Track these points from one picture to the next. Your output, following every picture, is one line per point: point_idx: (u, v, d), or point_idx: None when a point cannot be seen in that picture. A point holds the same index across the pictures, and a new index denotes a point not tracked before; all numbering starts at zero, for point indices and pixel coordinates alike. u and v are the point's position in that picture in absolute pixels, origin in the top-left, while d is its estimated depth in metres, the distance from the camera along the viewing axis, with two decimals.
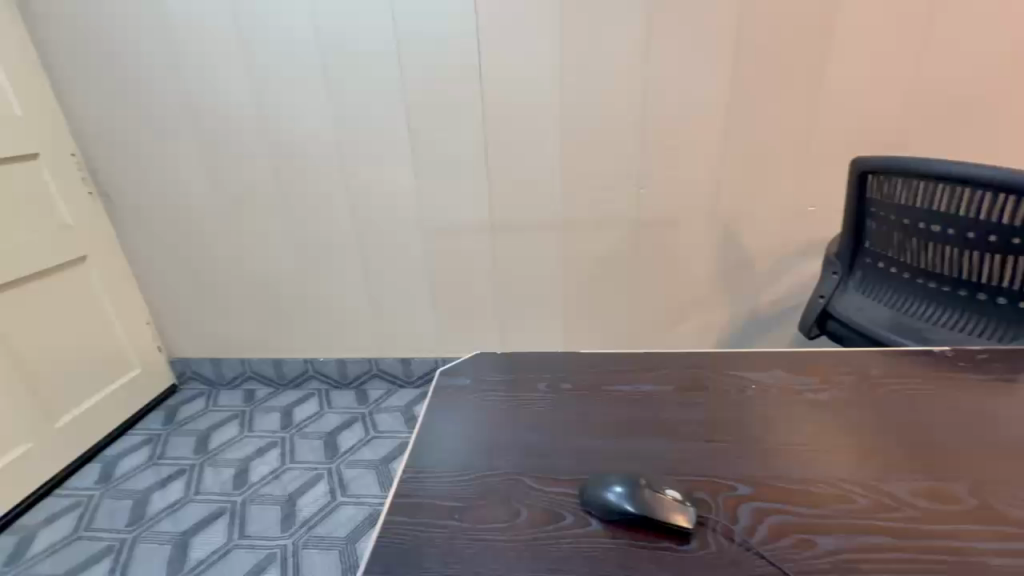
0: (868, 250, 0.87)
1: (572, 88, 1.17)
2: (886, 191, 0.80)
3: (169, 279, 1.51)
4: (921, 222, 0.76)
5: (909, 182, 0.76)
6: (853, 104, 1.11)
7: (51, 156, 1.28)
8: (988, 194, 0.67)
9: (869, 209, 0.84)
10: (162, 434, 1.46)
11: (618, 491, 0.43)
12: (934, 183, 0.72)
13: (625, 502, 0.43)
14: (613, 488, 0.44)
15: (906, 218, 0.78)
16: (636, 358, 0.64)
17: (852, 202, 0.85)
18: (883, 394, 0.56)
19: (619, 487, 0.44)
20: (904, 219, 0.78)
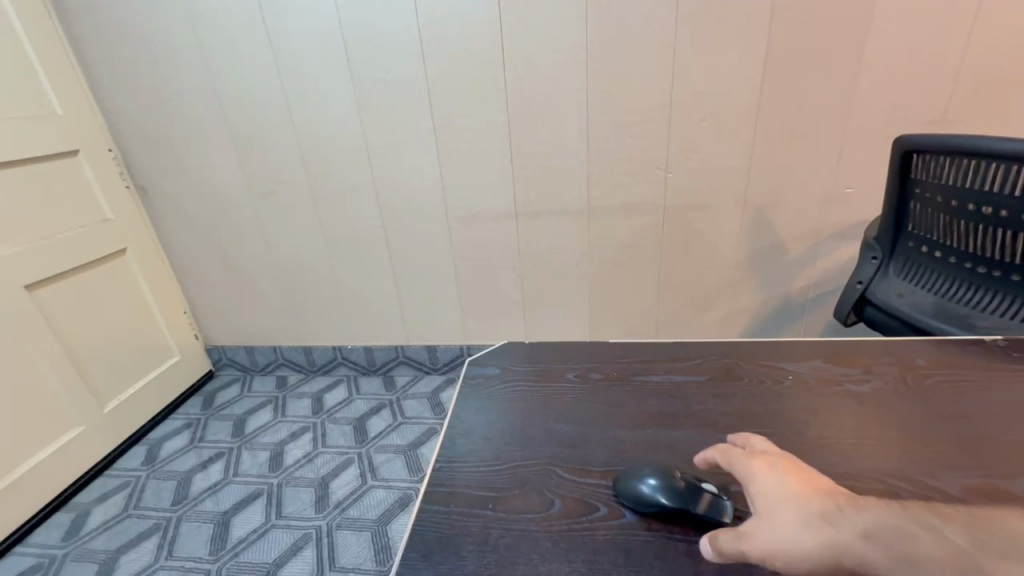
0: (911, 234, 0.83)
1: (597, 70, 1.14)
2: (931, 170, 0.76)
3: (203, 270, 1.56)
4: (968, 203, 0.72)
5: (955, 162, 0.71)
6: (897, 79, 1.05)
7: (89, 152, 1.33)
8: (991, 167, 0.67)
9: (912, 190, 0.80)
10: (201, 418, 1.52)
11: (653, 483, 0.43)
12: (979, 162, 0.68)
13: (659, 494, 0.42)
14: (647, 480, 0.43)
15: (951, 199, 0.74)
16: (667, 348, 0.63)
17: (894, 183, 0.81)
18: (929, 385, 0.54)
19: (653, 479, 0.43)
20: (949, 201, 0.74)
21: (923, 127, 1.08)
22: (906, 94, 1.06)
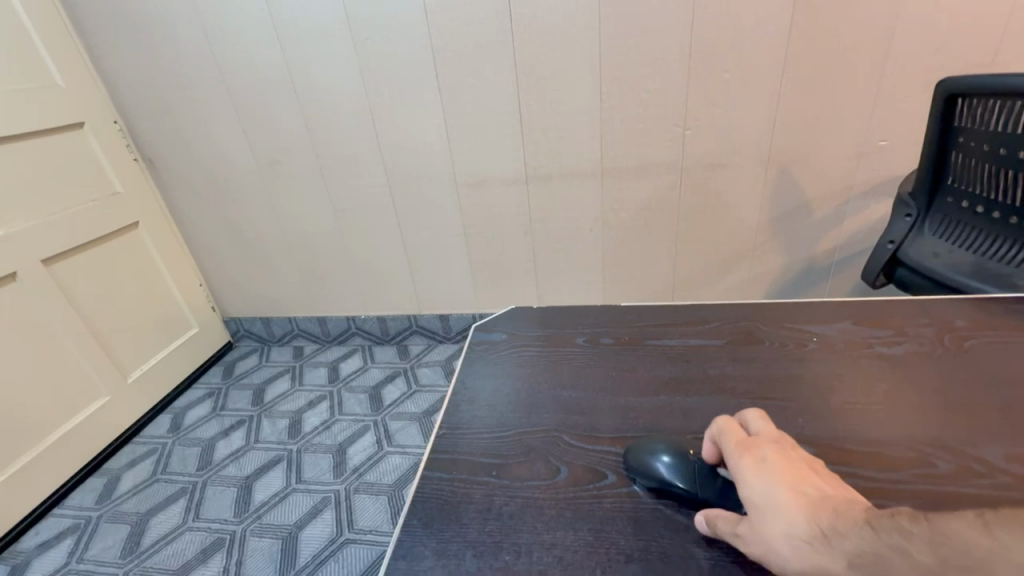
0: (951, 187, 0.76)
1: (610, 19, 1.06)
2: (978, 116, 0.69)
3: (216, 242, 1.57)
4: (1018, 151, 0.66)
5: (1006, 104, 0.65)
6: (944, 17, 0.95)
7: (94, 124, 1.31)
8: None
9: (954, 139, 0.73)
10: (221, 387, 1.56)
11: (666, 462, 0.40)
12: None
13: (672, 473, 0.40)
14: (661, 458, 0.41)
15: (1000, 147, 0.68)
16: (682, 311, 0.60)
17: (933, 132, 0.74)
18: (969, 348, 0.50)
19: (667, 457, 0.41)
20: (997, 149, 0.68)
21: (971, 70, 0.98)
22: (953, 32, 0.96)
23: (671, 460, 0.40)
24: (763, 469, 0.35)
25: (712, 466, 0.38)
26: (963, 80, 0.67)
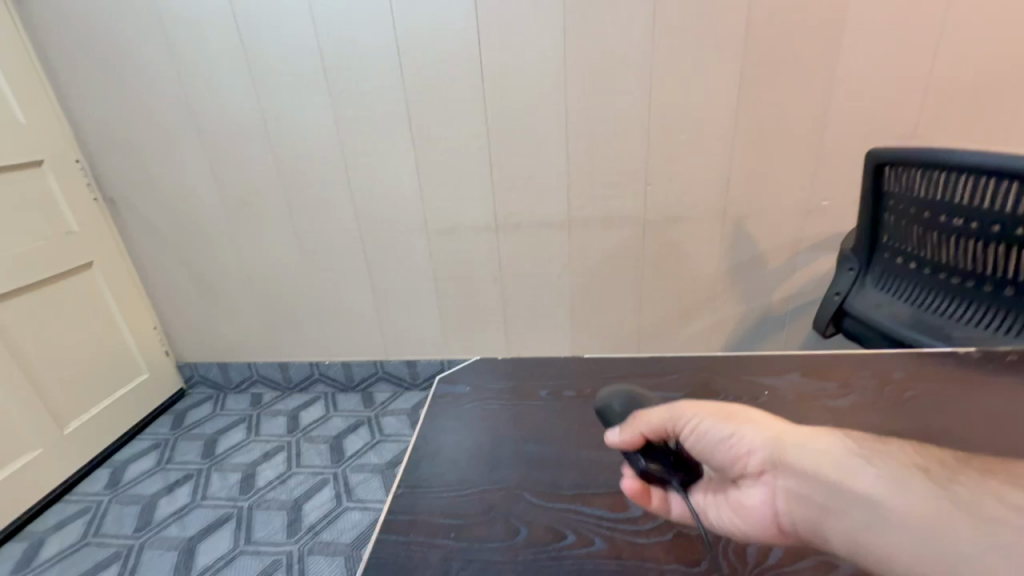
0: (886, 243, 0.83)
1: (576, 81, 1.13)
2: (905, 181, 0.76)
3: (175, 283, 1.51)
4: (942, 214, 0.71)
5: (930, 174, 0.71)
6: (869, 94, 1.07)
7: (55, 163, 1.28)
8: (946, 175, 0.69)
9: (886, 201, 0.80)
10: (169, 439, 1.46)
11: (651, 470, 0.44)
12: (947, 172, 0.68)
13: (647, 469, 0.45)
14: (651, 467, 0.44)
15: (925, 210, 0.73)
16: (642, 363, 0.61)
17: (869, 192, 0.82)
18: (908, 399, 0.53)
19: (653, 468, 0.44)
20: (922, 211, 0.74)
21: (895, 140, 1.10)
22: (877, 107, 1.08)
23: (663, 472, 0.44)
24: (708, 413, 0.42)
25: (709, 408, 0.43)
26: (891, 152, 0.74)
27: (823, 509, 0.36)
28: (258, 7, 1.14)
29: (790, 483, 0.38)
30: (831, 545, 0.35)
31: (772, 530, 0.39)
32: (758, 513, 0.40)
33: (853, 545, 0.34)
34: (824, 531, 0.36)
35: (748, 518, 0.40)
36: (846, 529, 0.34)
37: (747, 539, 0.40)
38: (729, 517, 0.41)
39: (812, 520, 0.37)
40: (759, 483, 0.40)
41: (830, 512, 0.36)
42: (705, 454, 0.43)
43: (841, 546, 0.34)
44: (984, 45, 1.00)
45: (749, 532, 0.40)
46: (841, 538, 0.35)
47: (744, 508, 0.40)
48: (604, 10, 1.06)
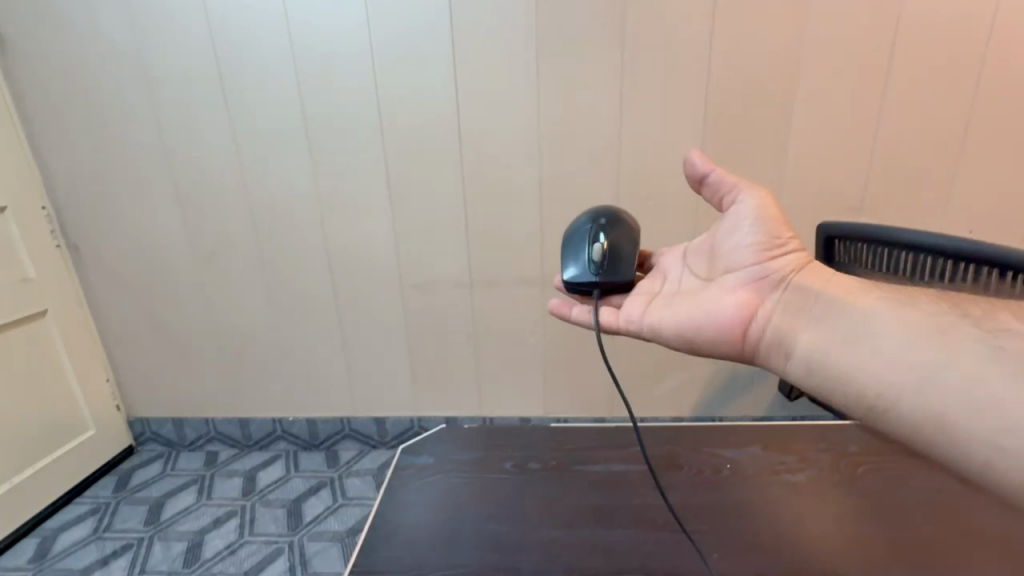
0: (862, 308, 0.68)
1: (550, 149, 1.19)
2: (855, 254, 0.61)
3: (135, 333, 1.46)
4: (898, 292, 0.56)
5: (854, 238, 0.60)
6: (819, 169, 1.16)
7: (20, 210, 1.26)
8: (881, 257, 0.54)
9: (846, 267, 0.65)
10: (111, 502, 1.35)
11: (573, 275, 0.67)
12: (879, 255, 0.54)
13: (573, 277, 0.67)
14: (572, 273, 0.67)
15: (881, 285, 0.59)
16: (608, 434, 0.62)
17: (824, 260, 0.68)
18: (861, 476, 0.55)
19: (574, 274, 0.67)
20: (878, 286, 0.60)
21: (844, 213, 1.18)
22: (827, 183, 1.17)
23: (580, 276, 0.66)
24: (761, 215, 0.57)
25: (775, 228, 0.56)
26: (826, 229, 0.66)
27: (798, 323, 0.51)
28: (244, 69, 1.17)
29: (783, 299, 0.54)
30: (792, 351, 0.51)
31: (742, 330, 0.55)
32: (740, 314, 0.55)
33: (812, 349, 0.49)
34: (792, 336, 0.51)
35: (730, 313, 0.56)
36: (815, 336, 0.49)
37: (722, 331, 0.56)
38: (716, 307, 0.57)
39: (784, 328, 0.52)
40: (758, 292, 0.55)
41: (806, 324, 0.51)
42: (732, 235, 0.58)
43: (801, 351, 0.50)
44: (916, 131, 1.11)
45: (724, 326, 0.56)
46: (806, 339, 0.50)
47: (733, 303, 0.56)
48: (577, 87, 1.14)
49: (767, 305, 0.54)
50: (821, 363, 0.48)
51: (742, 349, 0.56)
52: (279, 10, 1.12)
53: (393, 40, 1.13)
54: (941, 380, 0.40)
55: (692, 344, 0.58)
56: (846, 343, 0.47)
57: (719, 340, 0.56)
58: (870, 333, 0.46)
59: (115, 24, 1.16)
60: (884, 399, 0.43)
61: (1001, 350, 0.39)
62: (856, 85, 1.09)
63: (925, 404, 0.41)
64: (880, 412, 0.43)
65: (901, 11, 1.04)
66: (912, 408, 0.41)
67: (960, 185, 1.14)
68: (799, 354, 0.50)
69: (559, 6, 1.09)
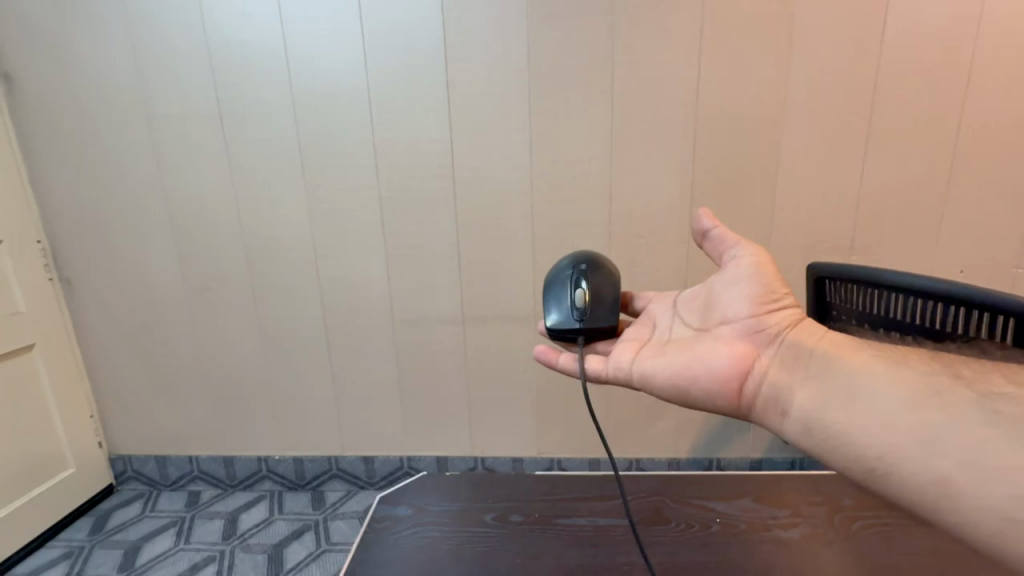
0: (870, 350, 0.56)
1: (542, 187, 1.21)
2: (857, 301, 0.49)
3: (122, 368, 1.44)
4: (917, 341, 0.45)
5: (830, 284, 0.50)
6: (808, 209, 1.17)
7: (15, 244, 1.26)
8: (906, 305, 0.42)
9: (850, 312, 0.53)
10: (84, 546, 1.29)
11: (552, 321, 0.68)
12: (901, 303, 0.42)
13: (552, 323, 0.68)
14: (552, 319, 0.68)
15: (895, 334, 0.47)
16: (595, 485, 0.66)
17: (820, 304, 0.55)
18: (858, 531, 0.56)
19: (553, 320, 0.68)
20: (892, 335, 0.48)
21: (835, 254, 1.19)
22: (816, 224, 1.18)
23: (558, 321, 0.67)
24: (758, 269, 0.58)
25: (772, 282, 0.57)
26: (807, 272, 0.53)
27: (794, 380, 0.51)
28: (244, 108, 1.20)
29: (778, 355, 0.53)
30: (788, 409, 0.50)
31: (737, 384, 0.55)
32: (735, 367, 0.55)
33: (810, 409, 0.48)
34: (788, 393, 0.51)
35: (726, 366, 0.55)
36: (810, 395, 0.48)
37: (717, 384, 0.55)
38: (711, 358, 0.56)
39: (780, 384, 0.52)
40: (754, 345, 0.55)
41: (802, 383, 0.50)
42: (729, 286, 0.59)
43: (798, 410, 0.49)
44: (902, 174, 1.13)
45: (720, 379, 0.55)
46: (802, 398, 0.49)
47: (729, 355, 0.56)
48: (568, 128, 1.17)
49: (762, 359, 0.54)
50: (818, 424, 0.47)
51: (737, 403, 0.55)
52: (279, 53, 1.16)
53: (389, 82, 1.16)
54: (942, 443, 0.39)
55: (686, 396, 0.57)
56: (843, 402, 0.45)
57: (714, 393, 0.56)
58: (866, 393, 0.44)
59: (120, 64, 1.20)
60: (887, 462, 0.42)
61: (997, 416, 0.38)
62: (840, 130, 1.12)
63: (932, 468, 0.39)
64: (886, 475, 0.42)
65: (880, 61, 1.07)
66: (917, 471, 0.40)
67: (949, 227, 1.15)
68: (796, 413, 0.49)
69: (550, 51, 1.12)
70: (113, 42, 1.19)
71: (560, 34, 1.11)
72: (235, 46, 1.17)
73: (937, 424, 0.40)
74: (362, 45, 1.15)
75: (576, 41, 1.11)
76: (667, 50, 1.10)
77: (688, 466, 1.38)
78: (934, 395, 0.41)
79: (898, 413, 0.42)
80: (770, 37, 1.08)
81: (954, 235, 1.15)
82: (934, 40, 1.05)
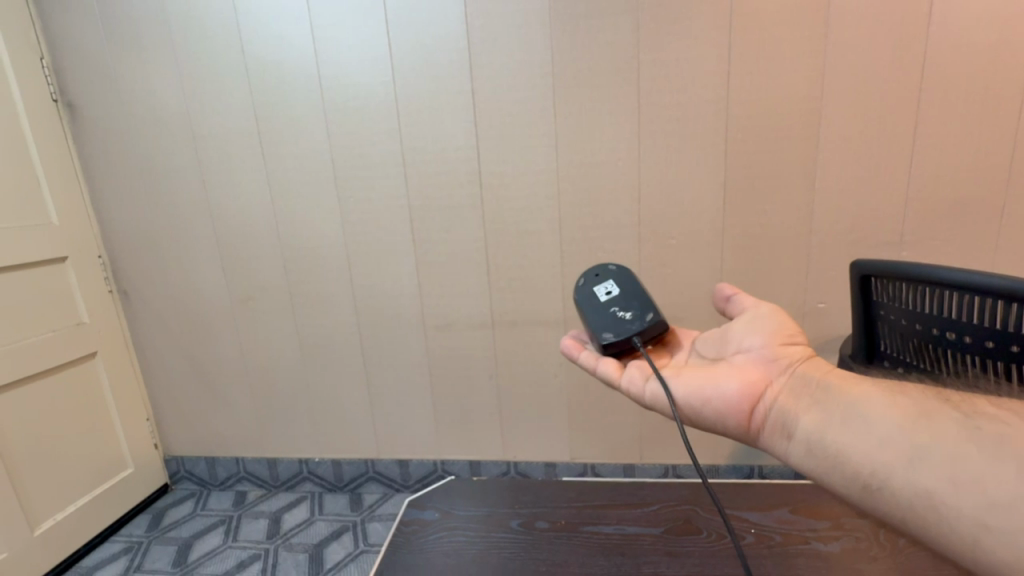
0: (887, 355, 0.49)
1: (569, 190, 1.20)
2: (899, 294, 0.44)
3: (174, 374, 1.52)
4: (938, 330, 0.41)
5: (877, 281, 0.46)
6: (849, 205, 1.12)
7: (78, 259, 1.37)
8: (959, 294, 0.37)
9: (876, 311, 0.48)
10: (143, 542, 1.37)
11: (608, 337, 0.67)
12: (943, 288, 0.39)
13: (606, 338, 0.67)
14: (605, 337, 0.67)
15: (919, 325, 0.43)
16: (622, 490, 0.66)
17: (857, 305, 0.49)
18: (905, 547, 0.54)
19: (607, 336, 0.67)
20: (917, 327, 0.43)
21: (880, 249, 1.13)
22: (858, 219, 1.12)
23: (613, 337, 0.66)
24: (775, 314, 0.58)
25: (788, 326, 0.57)
26: (852, 267, 0.48)
27: (801, 406, 0.48)
28: (279, 124, 1.26)
29: (788, 383, 0.51)
30: (793, 432, 0.48)
31: (747, 408, 0.52)
32: (746, 392, 0.53)
33: (812, 430, 0.46)
34: (794, 417, 0.48)
35: (736, 388, 0.53)
36: (814, 417, 0.46)
37: (727, 406, 0.53)
38: (723, 380, 0.55)
39: (788, 407, 0.49)
40: (766, 372, 0.54)
41: (807, 406, 0.48)
42: (747, 321, 0.59)
43: (801, 432, 0.47)
44: (950, 164, 1.06)
45: (729, 401, 0.53)
46: (807, 420, 0.47)
47: (742, 381, 0.53)
48: (594, 130, 1.16)
49: (774, 385, 0.52)
50: (819, 444, 0.45)
51: (746, 428, 0.53)
52: (312, 69, 1.21)
53: (416, 92, 1.19)
54: (927, 458, 0.37)
55: (697, 415, 0.56)
56: (841, 423, 0.44)
57: (724, 416, 0.54)
58: (859, 416, 0.43)
59: (168, 86, 1.28)
60: (879, 477, 0.39)
61: (978, 432, 0.36)
62: (882, 120, 1.06)
63: (916, 482, 0.37)
64: (877, 490, 0.40)
65: (927, 45, 1.01)
66: (904, 486, 0.38)
67: (1006, 219, 1.07)
68: (800, 436, 0.47)
69: (575, 53, 1.12)
70: (161, 69, 1.27)
71: (584, 36, 1.10)
72: (271, 66, 1.22)
73: (925, 442, 0.38)
74: (389, 57, 1.18)
75: (600, 41, 1.10)
76: (694, 46, 1.08)
77: (727, 472, 1.33)
78: (923, 417, 0.39)
79: (890, 433, 0.40)
80: (804, 26, 1.04)
81: (1011, 227, 1.07)
82: (987, 21, 0.98)
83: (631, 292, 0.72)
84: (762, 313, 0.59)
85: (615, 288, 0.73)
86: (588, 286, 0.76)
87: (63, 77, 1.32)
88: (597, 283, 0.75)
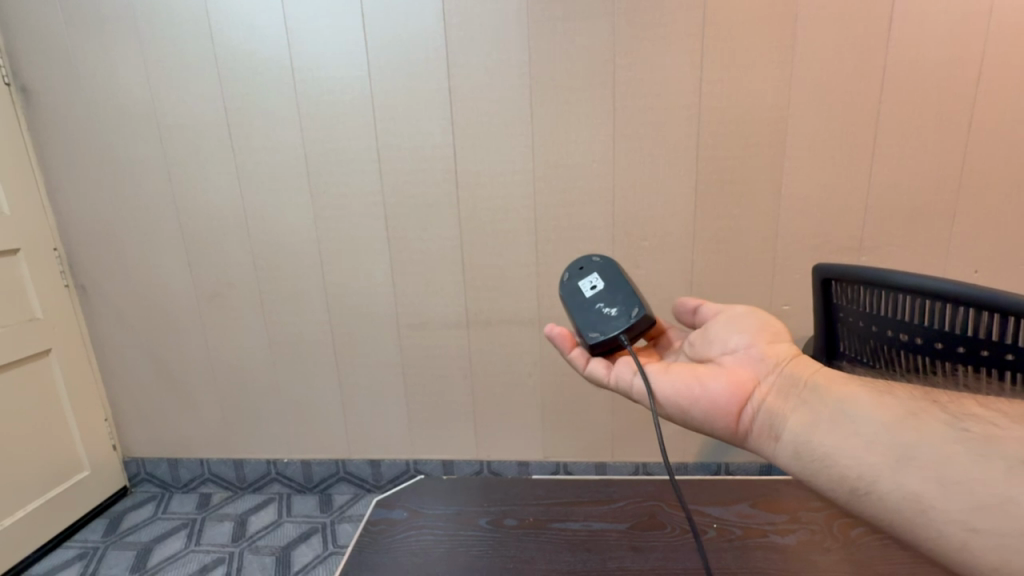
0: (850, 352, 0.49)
1: (545, 190, 1.21)
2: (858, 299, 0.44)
3: (135, 372, 1.47)
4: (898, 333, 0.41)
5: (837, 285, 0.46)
6: (816, 210, 1.16)
7: (32, 251, 1.30)
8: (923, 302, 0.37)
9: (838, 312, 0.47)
10: (99, 547, 1.31)
11: (597, 335, 0.67)
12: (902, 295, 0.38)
13: (596, 336, 0.67)
14: (595, 334, 0.68)
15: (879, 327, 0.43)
16: (589, 485, 0.67)
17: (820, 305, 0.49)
18: (857, 537, 0.56)
19: (596, 335, 0.67)
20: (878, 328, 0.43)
21: (845, 254, 1.17)
22: (825, 226, 1.16)
23: (602, 336, 0.67)
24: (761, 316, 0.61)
25: (776, 328, 0.60)
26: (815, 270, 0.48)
27: (788, 406, 0.50)
28: (249, 115, 1.23)
29: (776, 384, 0.53)
30: (781, 433, 0.50)
31: (735, 409, 0.55)
32: (735, 391, 0.55)
33: (799, 432, 0.48)
34: (782, 418, 0.50)
35: (725, 388, 0.55)
36: (800, 418, 0.48)
37: (715, 405, 0.55)
38: (711, 380, 0.57)
39: (776, 409, 0.51)
40: (755, 371, 0.56)
41: (794, 408, 0.50)
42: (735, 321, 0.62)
43: (788, 432, 0.49)
44: (910, 175, 1.11)
45: (717, 400, 0.55)
46: (794, 421, 0.49)
47: (731, 380, 0.56)
48: (571, 131, 1.17)
49: (761, 385, 0.54)
50: (807, 447, 0.47)
51: (733, 429, 0.55)
52: (283, 61, 1.18)
53: (391, 87, 1.18)
54: (914, 461, 0.39)
55: (687, 416, 0.58)
56: (829, 424, 0.46)
57: (713, 418, 0.56)
58: (849, 416, 0.45)
59: (132, 73, 1.23)
60: (866, 482, 0.41)
61: (966, 434, 0.37)
62: (846, 129, 1.11)
63: (903, 485, 0.39)
64: (864, 495, 0.41)
65: (887, 57, 1.05)
66: (893, 491, 0.39)
67: (959, 226, 1.13)
68: (787, 437, 0.49)
69: (553, 55, 1.12)
70: (124, 56, 1.22)
71: (561, 37, 1.11)
72: (242, 55, 1.19)
73: (914, 443, 0.40)
74: (364, 50, 1.16)
75: (577, 44, 1.11)
76: (671, 50, 1.10)
77: (695, 470, 1.37)
78: (913, 418, 0.41)
79: (878, 435, 0.42)
80: (774, 36, 1.07)
81: (964, 237, 1.13)
82: (944, 38, 1.03)
83: (615, 285, 0.73)
84: (746, 315, 0.62)
85: (599, 282, 0.74)
86: (572, 281, 0.76)
87: (16, 60, 1.25)
88: (581, 278, 0.76)
